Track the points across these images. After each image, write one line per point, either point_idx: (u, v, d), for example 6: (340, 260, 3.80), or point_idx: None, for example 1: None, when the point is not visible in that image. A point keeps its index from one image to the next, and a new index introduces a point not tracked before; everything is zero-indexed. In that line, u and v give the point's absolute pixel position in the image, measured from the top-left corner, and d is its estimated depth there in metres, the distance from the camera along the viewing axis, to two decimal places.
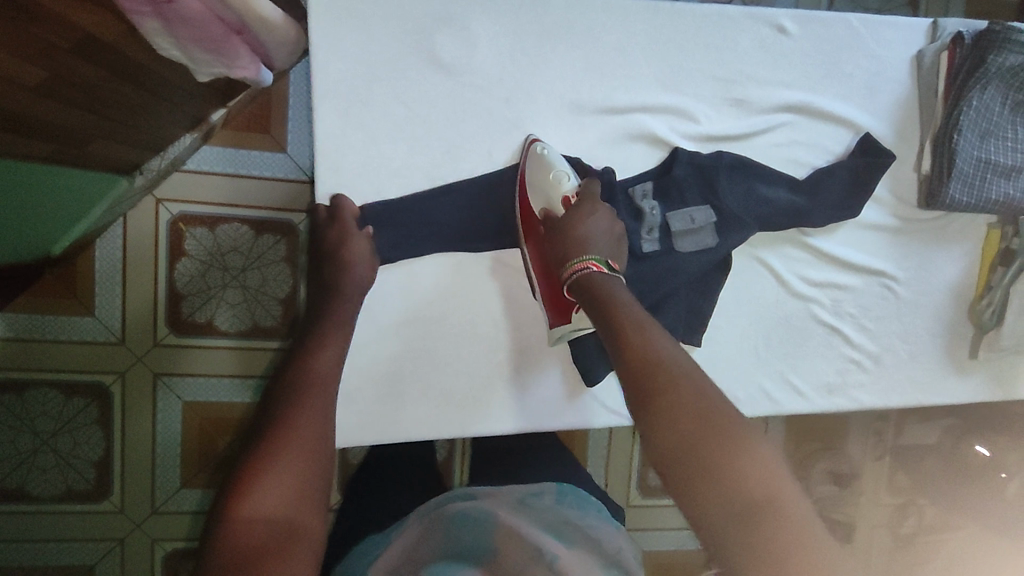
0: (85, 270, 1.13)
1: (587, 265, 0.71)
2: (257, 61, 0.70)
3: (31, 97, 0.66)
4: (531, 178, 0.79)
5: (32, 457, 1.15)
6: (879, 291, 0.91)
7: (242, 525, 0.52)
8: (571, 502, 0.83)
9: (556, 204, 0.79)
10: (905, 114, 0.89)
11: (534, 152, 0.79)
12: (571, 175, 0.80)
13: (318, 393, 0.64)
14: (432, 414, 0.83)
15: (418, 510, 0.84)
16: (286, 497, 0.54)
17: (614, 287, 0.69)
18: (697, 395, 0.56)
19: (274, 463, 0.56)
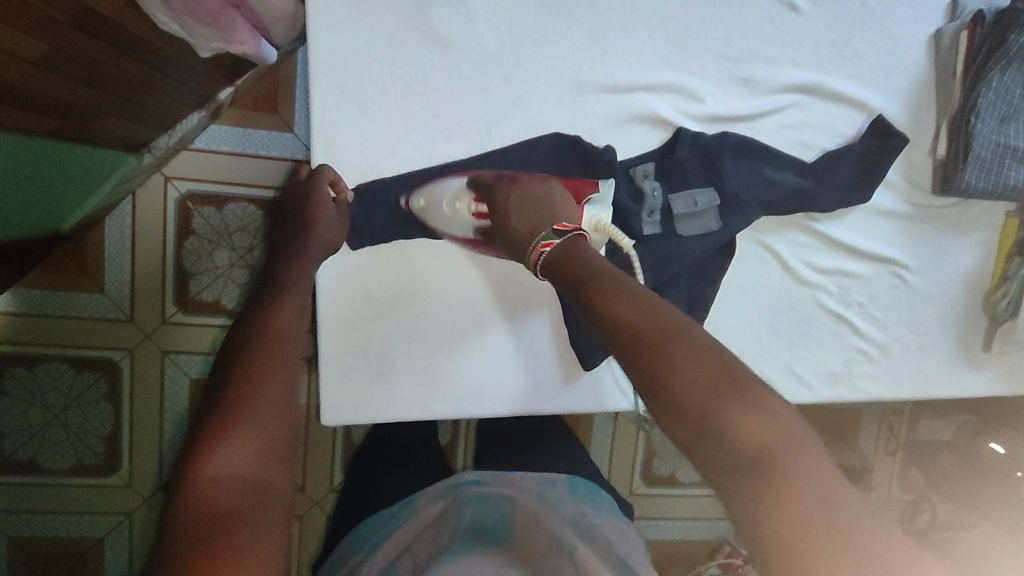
0: (94, 247, 1.14)
1: (540, 248, 0.69)
2: (256, 36, 0.71)
3: (33, 72, 0.66)
4: (441, 225, 0.82)
5: (43, 430, 1.17)
6: (889, 280, 0.88)
7: (205, 483, 0.52)
8: (583, 493, 0.83)
9: (478, 222, 0.82)
10: (920, 96, 0.86)
11: (419, 211, 0.81)
12: (459, 191, 0.80)
13: (284, 349, 0.63)
14: (431, 395, 0.83)
15: (427, 494, 0.81)
16: (253, 457, 0.54)
17: (579, 249, 0.66)
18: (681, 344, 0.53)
19: (239, 423, 0.55)
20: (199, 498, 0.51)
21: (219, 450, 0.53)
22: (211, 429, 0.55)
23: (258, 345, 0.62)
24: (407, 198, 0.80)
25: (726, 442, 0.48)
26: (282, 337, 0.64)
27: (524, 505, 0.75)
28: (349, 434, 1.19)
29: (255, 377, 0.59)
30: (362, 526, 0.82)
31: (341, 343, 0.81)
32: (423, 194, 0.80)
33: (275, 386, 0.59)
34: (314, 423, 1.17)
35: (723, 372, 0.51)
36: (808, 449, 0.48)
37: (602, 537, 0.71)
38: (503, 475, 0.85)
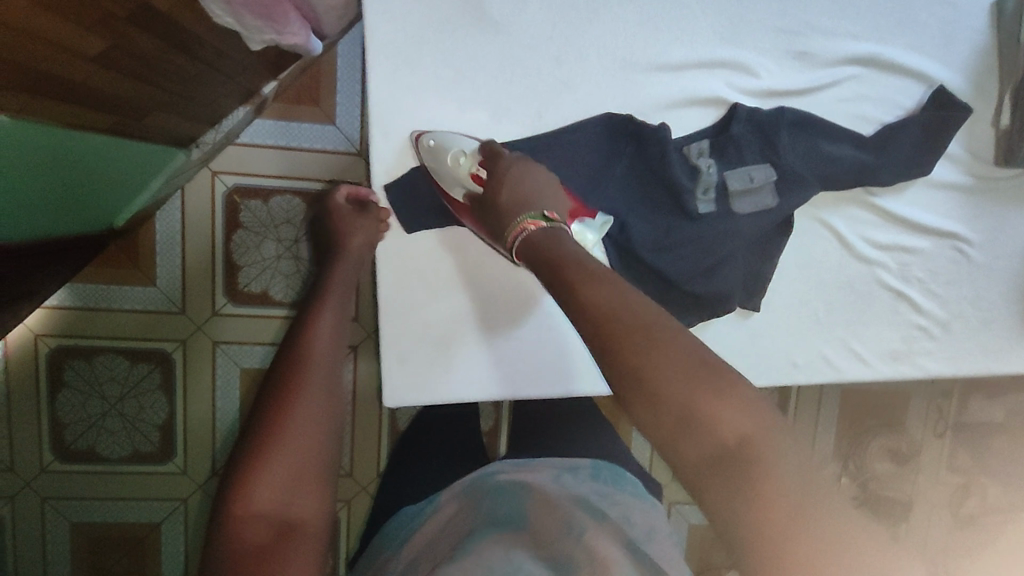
0: (147, 241, 1.17)
1: (524, 226, 0.69)
2: (307, 27, 0.72)
3: (93, 70, 0.68)
4: (439, 174, 0.78)
5: (102, 420, 1.21)
6: (951, 256, 0.86)
7: (246, 513, 0.52)
8: (605, 476, 0.82)
9: (470, 183, 0.78)
10: (983, 64, 0.83)
11: (425, 148, 0.77)
12: (466, 150, 0.77)
13: (315, 365, 0.62)
14: (476, 378, 0.84)
15: (451, 489, 0.82)
16: (288, 480, 0.54)
17: (561, 238, 0.67)
18: (664, 343, 0.53)
19: (273, 452, 0.55)
20: (235, 523, 0.52)
21: (254, 472, 0.54)
22: (247, 454, 0.55)
23: (288, 362, 0.62)
24: (418, 134, 0.77)
25: (705, 433, 0.50)
26: (316, 355, 0.63)
27: (540, 487, 0.75)
28: (395, 417, 1.21)
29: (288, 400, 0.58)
30: (414, 506, 0.83)
31: (396, 326, 0.82)
32: (435, 135, 0.77)
33: (309, 403, 0.58)
34: (362, 406, 1.20)
35: (700, 368, 0.52)
36: (784, 435, 0.50)
37: (618, 518, 0.70)
38: (521, 465, 0.84)
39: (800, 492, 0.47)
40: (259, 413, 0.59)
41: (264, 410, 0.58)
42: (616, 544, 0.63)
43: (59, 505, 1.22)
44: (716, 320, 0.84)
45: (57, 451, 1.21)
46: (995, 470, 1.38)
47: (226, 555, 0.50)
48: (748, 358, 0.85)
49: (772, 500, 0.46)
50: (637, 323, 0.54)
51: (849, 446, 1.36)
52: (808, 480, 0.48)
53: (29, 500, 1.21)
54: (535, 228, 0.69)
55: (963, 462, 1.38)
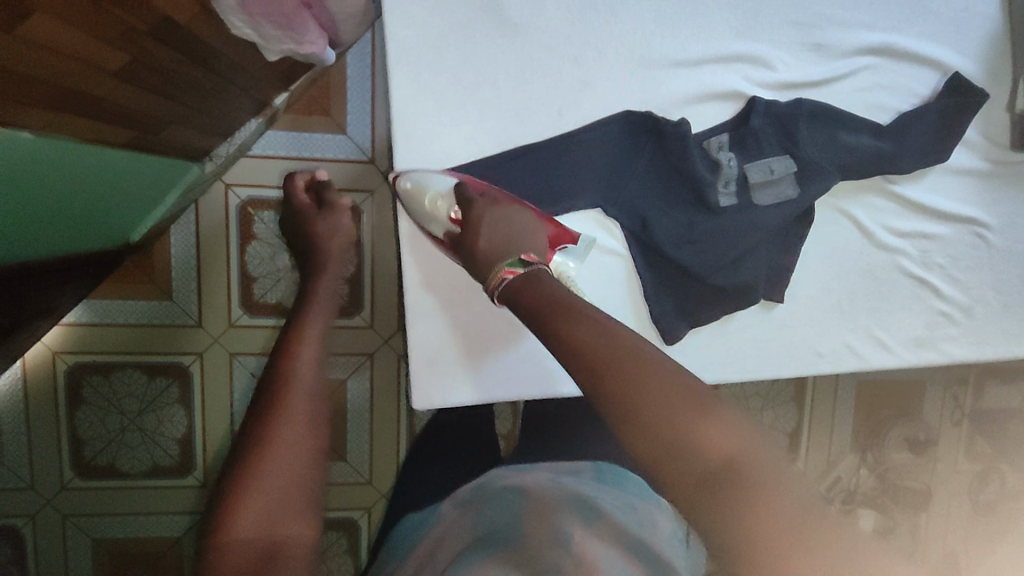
0: (162, 256, 1.18)
1: (502, 275, 0.68)
2: (324, 35, 0.72)
3: (114, 84, 0.69)
4: (416, 213, 0.78)
5: (120, 435, 1.22)
6: (970, 241, 0.86)
7: (231, 541, 0.51)
8: (610, 477, 0.79)
9: (448, 224, 0.77)
10: (996, 49, 0.83)
11: (402, 191, 0.77)
12: (438, 189, 0.76)
13: (298, 389, 0.61)
14: (472, 378, 0.82)
15: (452, 499, 0.77)
16: (272, 509, 0.53)
17: (540, 277, 0.67)
18: (644, 366, 0.56)
19: (256, 479, 0.54)
20: (217, 554, 0.51)
21: (237, 502, 0.53)
22: (230, 481, 0.54)
23: (273, 382, 0.62)
24: (397, 176, 0.78)
25: (693, 454, 0.51)
26: (295, 380, 0.62)
27: (545, 490, 0.72)
28: (413, 423, 1.21)
29: (273, 425, 0.58)
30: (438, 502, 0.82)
31: (420, 329, 0.81)
32: (411, 177, 0.77)
33: (293, 428, 0.58)
34: (380, 412, 1.20)
35: (682, 391, 0.55)
36: (769, 459, 0.52)
37: (612, 515, 0.68)
38: (519, 469, 0.80)
39: (794, 508, 0.48)
40: (242, 439, 0.58)
41: (248, 436, 0.58)
42: (604, 549, 0.61)
43: (80, 521, 1.22)
44: (739, 313, 0.84)
45: (77, 468, 1.21)
46: (1013, 457, 1.39)
47: None
48: (771, 349, 0.84)
49: (769, 513, 0.48)
50: (614, 349, 0.57)
51: (867, 438, 1.35)
52: (801, 496, 0.50)
53: (50, 517, 1.21)
54: (513, 277, 0.68)
55: (981, 450, 1.38)
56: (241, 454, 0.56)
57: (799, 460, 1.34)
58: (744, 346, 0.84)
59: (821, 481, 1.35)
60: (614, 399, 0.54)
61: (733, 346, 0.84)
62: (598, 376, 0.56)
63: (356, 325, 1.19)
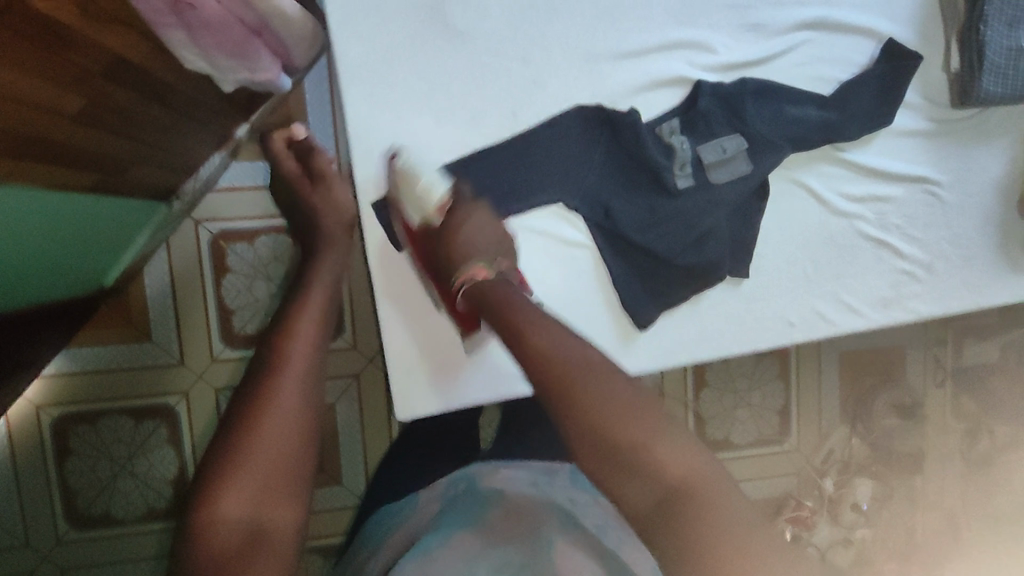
0: (138, 297, 1.18)
1: (475, 273, 0.70)
2: (275, 59, 0.73)
3: (73, 127, 0.69)
4: (396, 193, 0.77)
5: (113, 482, 1.20)
6: (923, 198, 0.88)
7: (214, 522, 0.53)
8: (580, 479, 0.77)
9: (428, 214, 0.77)
10: (926, 13, 0.86)
11: (394, 168, 0.76)
12: (439, 181, 0.78)
13: (293, 373, 0.61)
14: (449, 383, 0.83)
15: (432, 491, 0.78)
16: (256, 497, 0.54)
17: (496, 287, 0.68)
18: (595, 390, 0.56)
19: (241, 464, 0.55)
20: (202, 533, 0.53)
21: (222, 485, 0.54)
22: (218, 460, 0.56)
23: (270, 360, 0.62)
24: (392, 151, 0.77)
25: (654, 475, 0.54)
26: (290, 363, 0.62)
27: (506, 491, 0.71)
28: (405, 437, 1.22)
29: (264, 408, 0.58)
30: None
31: (397, 337, 0.81)
32: (408, 158, 0.77)
33: (283, 413, 0.58)
34: (371, 429, 1.20)
35: (630, 411, 0.56)
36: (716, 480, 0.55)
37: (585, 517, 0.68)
38: (495, 465, 0.78)
39: (740, 523, 0.52)
40: (232, 418, 0.59)
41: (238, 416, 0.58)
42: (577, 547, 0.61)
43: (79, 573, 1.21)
44: (709, 291, 0.85)
45: (71, 520, 1.20)
46: (997, 410, 1.42)
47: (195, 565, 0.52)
48: (742, 324, 0.86)
49: (720, 540, 0.51)
50: (568, 367, 0.56)
51: (854, 407, 1.38)
52: (747, 514, 0.53)
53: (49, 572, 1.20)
54: (486, 277, 0.70)
55: (966, 406, 1.41)
56: (229, 434, 0.57)
57: (790, 437, 1.36)
58: (717, 326, 0.86)
59: (813, 455, 1.37)
60: (569, 421, 0.55)
61: (705, 324, 0.86)
62: (551, 393, 0.56)
63: (339, 347, 1.19)
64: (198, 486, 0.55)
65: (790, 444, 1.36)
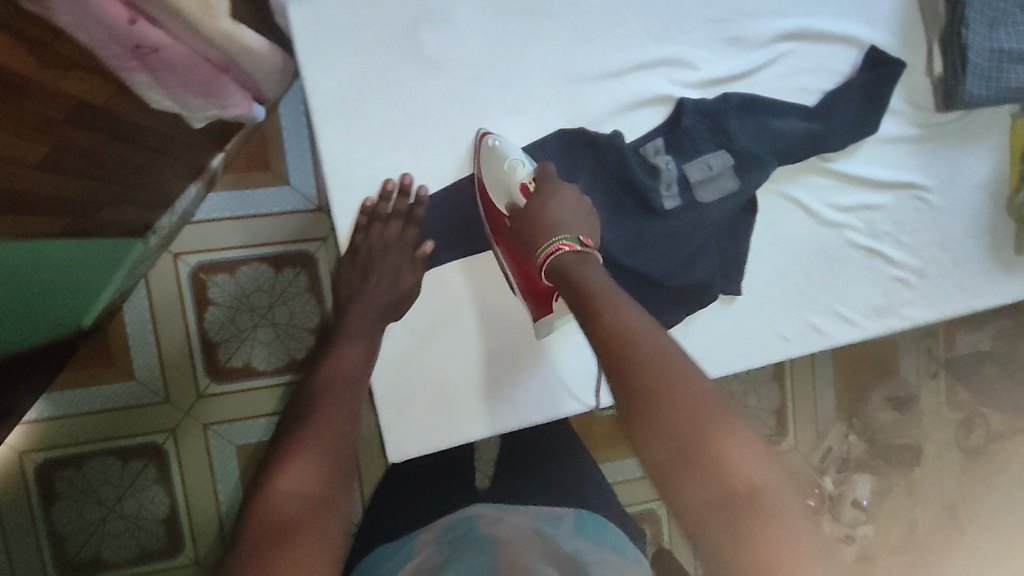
0: (118, 336, 1.15)
1: (558, 246, 0.68)
2: (246, 95, 0.71)
3: (37, 175, 0.66)
4: (488, 174, 0.76)
5: (102, 525, 1.17)
6: (912, 205, 0.87)
7: (277, 494, 0.53)
8: (591, 532, 0.70)
9: (516, 195, 0.75)
10: (906, 18, 0.85)
11: (485, 146, 0.76)
12: (526, 162, 0.76)
13: (340, 387, 0.65)
14: (448, 416, 0.80)
15: (431, 531, 0.72)
16: (315, 472, 0.55)
17: (579, 266, 0.65)
18: (667, 370, 0.52)
19: (302, 449, 0.57)
20: (265, 504, 0.52)
21: (284, 467, 0.55)
22: (278, 455, 0.58)
23: (317, 382, 0.67)
24: (483, 132, 0.77)
25: (714, 472, 0.47)
26: (337, 376, 0.67)
27: (506, 539, 0.64)
28: None
29: (317, 414, 0.61)
30: None
31: (387, 373, 0.79)
32: (498, 139, 0.77)
33: (334, 415, 0.62)
34: (366, 460, 1.18)
35: (709, 400, 0.50)
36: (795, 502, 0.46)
37: (594, 553, 0.64)
38: (500, 509, 0.73)
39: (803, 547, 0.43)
40: (286, 430, 0.61)
41: (293, 426, 0.61)
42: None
43: None
44: (701, 311, 0.84)
45: (61, 567, 1.16)
46: (994, 399, 1.41)
47: (259, 527, 0.50)
48: (738, 340, 0.85)
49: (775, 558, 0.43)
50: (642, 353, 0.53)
51: (850, 404, 1.37)
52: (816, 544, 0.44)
53: None
54: (570, 249, 0.68)
55: (961, 397, 1.41)
56: (287, 437, 0.60)
57: (788, 438, 1.35)
58: (713, 344, 0.85)
59: (812, 454, 1.36)
60: (627, 403, 0.51)
61: (699, 344, 0.84)
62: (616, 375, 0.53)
63: None
64: (258, 479, 0.56)
65: (788, 444, 1.35)
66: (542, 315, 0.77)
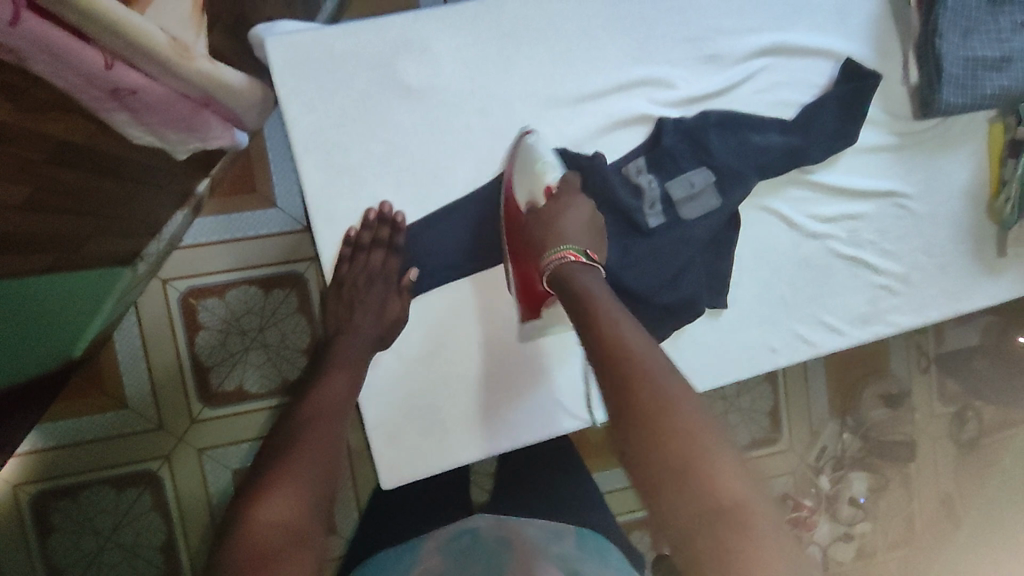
0: (109, 364, 1.14)
1: (564, 255, 0.70)
2: (230, 127, 0.72)
3: (21, 215, 0.66)
4: (518, 168, 0.78)
5: (99, 555, 1.16)
6: (893, 213, 0.88)
7: (254, 525, 0.54)
8: (590, 546, 0.71)
9: (539, 196, 0.77)
10: (881, 29, 0.86)
11: (523, 143, 0.78)
12: (556, 166, 0.78)
13: (326, 415, 0.66)
14: (443, 438, 0.80)
15: (433, 538, 0.74)
16: (294, 504, 0.56)
17: (583, 281, 0.67)
18: (666, 392, 0.54)
19: (284, 480, 0.57)
20: (243, 536, 0.53)
21: (264, 497, 0.56)
22: (259, 484, 0.58)
23: (304, 408, 0.67)
24: (526, 131, 0.79)
25: (702, 490, 0.49)
26: (324, 405, 0.67)
27: (514, 560, 0.65)
28: None
29: (301, 442, 0.62)
30: None
31: (380, 399, 0.79)
32: (536, 139, 0.78)
33: (318, 444, 0.62)
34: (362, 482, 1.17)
35: (701, 424, 0.53)
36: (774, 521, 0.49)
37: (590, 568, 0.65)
38: (501, 520, 0.75)
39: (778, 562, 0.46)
40: (270, 455, 0.62)
41: (276, 452, 0.62)
42: None
43: None
44: (689, 325, 0.84)
45: None
46: (989, 392, 1.41)
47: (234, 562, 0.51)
48: (726, 353, 0.86)
49: (754, 567, 0.46)
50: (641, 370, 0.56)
51: (842, 403, 1.38)
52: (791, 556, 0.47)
53: None
54: (577, 260, 0.70)
55: (953, 391, 1.42)
56: (270, 465, 0.60)
57: (783, 436, 1.36)
58: (701, 358, 0.85)
59: (807, 453, 1.36)
60: (626, 416, 0.54)
61: (689, 359, 0.85)
62: (614, 387, 0.56)
63: None
64: (239, 507, 0.57)
65: (783, 442, 1.36)
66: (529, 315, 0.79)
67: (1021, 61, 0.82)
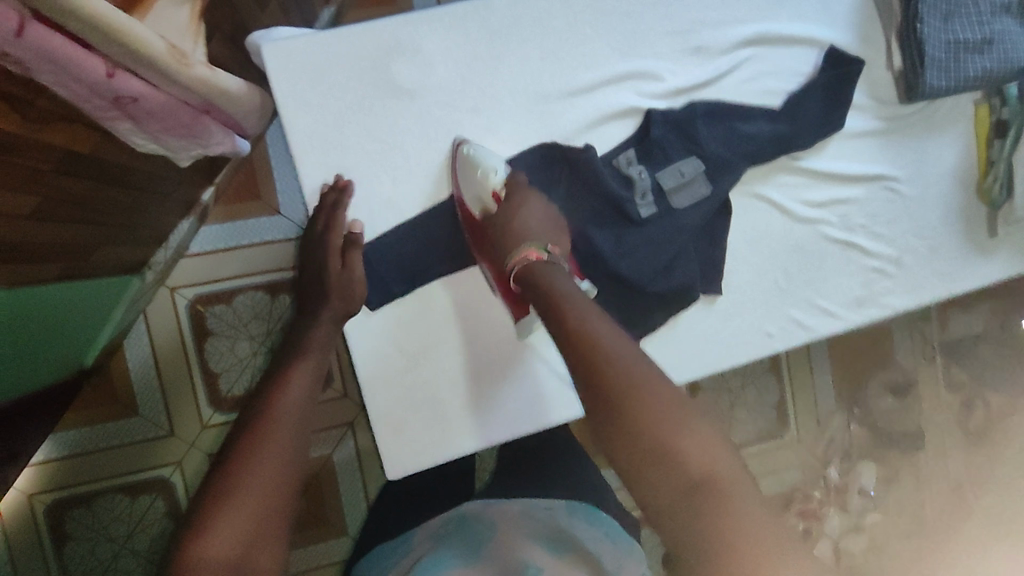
0: (121, 372, 1.16)
1: (527, 254, 0.71)
2: (230, 133, 0.74)
3: (30, 225, 0.68)
4: (461, 179, 0.79)
5: (114, 563, 1.17)
6: (884, 196, 0.89)
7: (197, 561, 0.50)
8: (579, 519, 0.73)
9: (488, 201, 0.78)
10: (863, 16, 0.88)
11: (460, 154, 0.79)
12: (499, 168, 0.78)
13: (279, 428, 0.60)
14: (447, 430, 0.81)
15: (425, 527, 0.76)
16: (241, 535, 0.52)
17: (550, 275, 0.69)
18: (638, 375, 0.56)
19: (226, 511, 0.53)
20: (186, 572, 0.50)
21: (208, 527, 0.52)
22: (203, 510, 0.54)
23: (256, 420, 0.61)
24: (460, 141, 0.80)
25: (681, 464, 0.52)
26: (278, 418, 0.61)
27: (490, 543, 0.68)
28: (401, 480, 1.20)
29: (249, 463, 0.57)
30: None
31: (384, 395, 0.80)
32: (472, 148, 0.79)
33: (267, 464, 0.57)
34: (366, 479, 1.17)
35: (674, 400, 0.55)
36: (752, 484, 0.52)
37: (589, 549, 0.67)
38: (487, 501, 0.76)
39: (776, 531, 0.49)
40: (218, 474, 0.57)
41: (223, 472, 0.57)
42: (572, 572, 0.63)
43: None
44: (686, 311, 0.85)
45: None
46: (995, 379, 1.41)
47: None
48: (722, 338, 0.86)
49: (737, 529, 0.48)
50: (611, 368, 0.57)
51: (849, 393, 1.38)
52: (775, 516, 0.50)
53: None
54: (539, 258, 0.71)
55: (959, 378, 1.42)
56: (216, 486, 0.56)
57: (791, 430, 1.36)
58: (696, 344, 0.86)
59: (815, 444, 1.36)
60: (600, 405, 0.56)
61: (685, 345, 0.86)
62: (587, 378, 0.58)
63: (328, 397, 1.13)
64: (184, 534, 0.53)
65: (792, 436, 1.36)
66: (520, 314, 0.79)
67: (1003, 43, 0.82)
